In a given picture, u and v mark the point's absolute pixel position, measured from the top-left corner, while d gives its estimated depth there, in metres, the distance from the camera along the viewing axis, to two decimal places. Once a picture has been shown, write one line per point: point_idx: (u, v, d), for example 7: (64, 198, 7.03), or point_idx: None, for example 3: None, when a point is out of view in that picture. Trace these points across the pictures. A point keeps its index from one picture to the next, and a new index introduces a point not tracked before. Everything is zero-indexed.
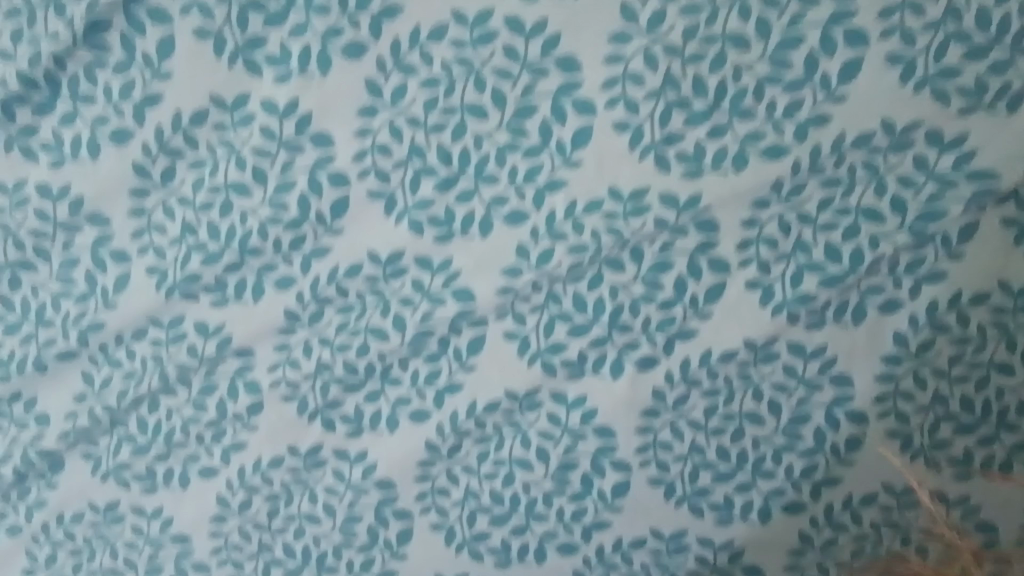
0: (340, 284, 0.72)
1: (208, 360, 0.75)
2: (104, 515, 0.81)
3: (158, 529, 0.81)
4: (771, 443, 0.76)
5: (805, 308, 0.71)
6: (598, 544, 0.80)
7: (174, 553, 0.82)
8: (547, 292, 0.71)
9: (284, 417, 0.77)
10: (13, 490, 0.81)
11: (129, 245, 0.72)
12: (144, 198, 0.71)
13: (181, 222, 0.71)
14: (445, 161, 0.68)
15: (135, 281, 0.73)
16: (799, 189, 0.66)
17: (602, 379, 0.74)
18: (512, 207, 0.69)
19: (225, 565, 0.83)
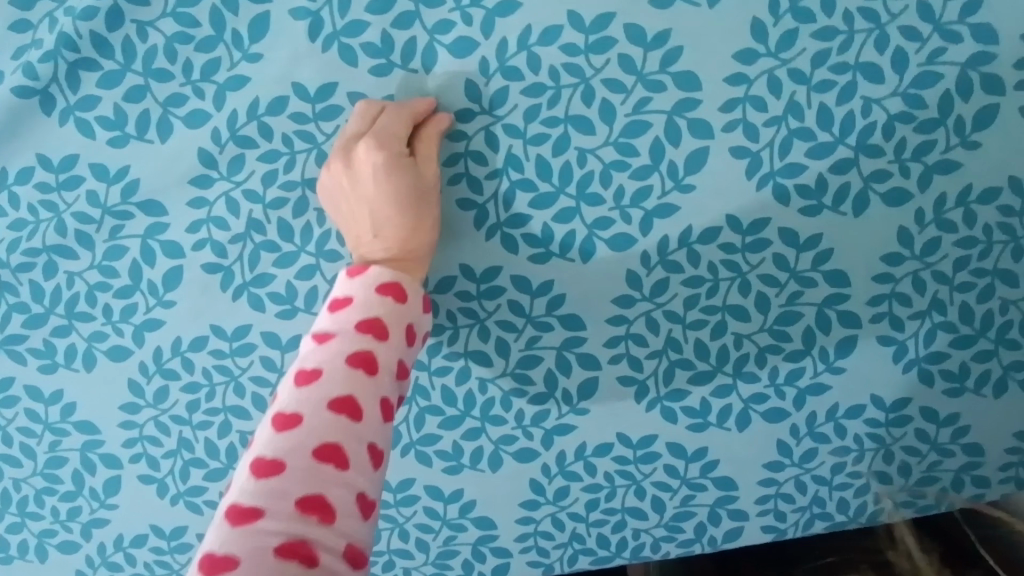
0: (263, 122, 0.63)
1: (113, 214, 0.65)
2: None
3: (58, 417, 0.69)
4: (755, 342, 0.68)
5: (794, 181, 0.63)
6: (561, 450, 0.71)
7: (78, 443, 0.70)
8: (505, 152, 0.64)
9: (206, 292, 0.67)
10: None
11: (8, 66, 0.61)
12: (28, 7, 0.59)
13: (60, 33, 0.59)
14: None
15: (18, 109, 0.62)
16: (788, 37, 0.59)
17: (571, 262, 0.66)
18: (459, 33, 0.60)
19: (138, 462, 0.70)
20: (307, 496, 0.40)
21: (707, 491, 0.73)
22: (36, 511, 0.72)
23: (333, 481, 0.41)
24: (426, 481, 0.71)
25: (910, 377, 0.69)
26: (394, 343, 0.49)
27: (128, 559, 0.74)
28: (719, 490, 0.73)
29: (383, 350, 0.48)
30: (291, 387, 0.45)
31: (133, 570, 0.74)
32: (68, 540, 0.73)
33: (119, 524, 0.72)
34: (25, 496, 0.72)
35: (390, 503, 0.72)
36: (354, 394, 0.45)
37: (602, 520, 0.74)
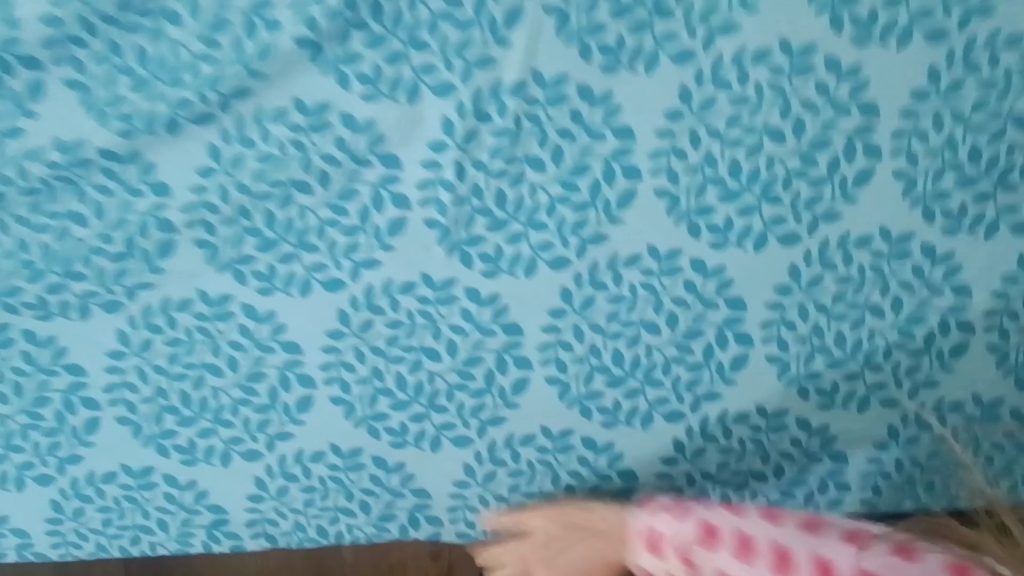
0: (501, 102, 0.71)
1: (356, 159, 0.73)
2: (213, 308, 0.76)
3: (267, 335, 0.77)
4: (885, 338, 0.79)
5: (940, 205, 0.74)
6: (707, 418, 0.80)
7: (280, 361, 0.78)
8: (703, 153, 0.72)
9: (423, 241, 0.74)
10: (109, 270, 0.75)
11: (285, 18, 0.67)
12: None
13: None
14: None
15: (288, 56, 0.69)
16: (958, 83, 0.70)
17: (744, 252, 0.74)
18: (682, 45, 0.69)
19: (331, 385, 0.78)
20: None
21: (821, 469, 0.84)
22: (228, 419, 0.79)
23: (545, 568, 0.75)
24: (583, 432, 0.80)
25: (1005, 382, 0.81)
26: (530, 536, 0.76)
27: (305, 472, 0.81)
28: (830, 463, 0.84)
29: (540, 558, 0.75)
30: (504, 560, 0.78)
31: (308, 482, 0.81)
32: (251, 449, 0.80)
33: (301, 440, 0.80)
34: (220, 405, 0.79)
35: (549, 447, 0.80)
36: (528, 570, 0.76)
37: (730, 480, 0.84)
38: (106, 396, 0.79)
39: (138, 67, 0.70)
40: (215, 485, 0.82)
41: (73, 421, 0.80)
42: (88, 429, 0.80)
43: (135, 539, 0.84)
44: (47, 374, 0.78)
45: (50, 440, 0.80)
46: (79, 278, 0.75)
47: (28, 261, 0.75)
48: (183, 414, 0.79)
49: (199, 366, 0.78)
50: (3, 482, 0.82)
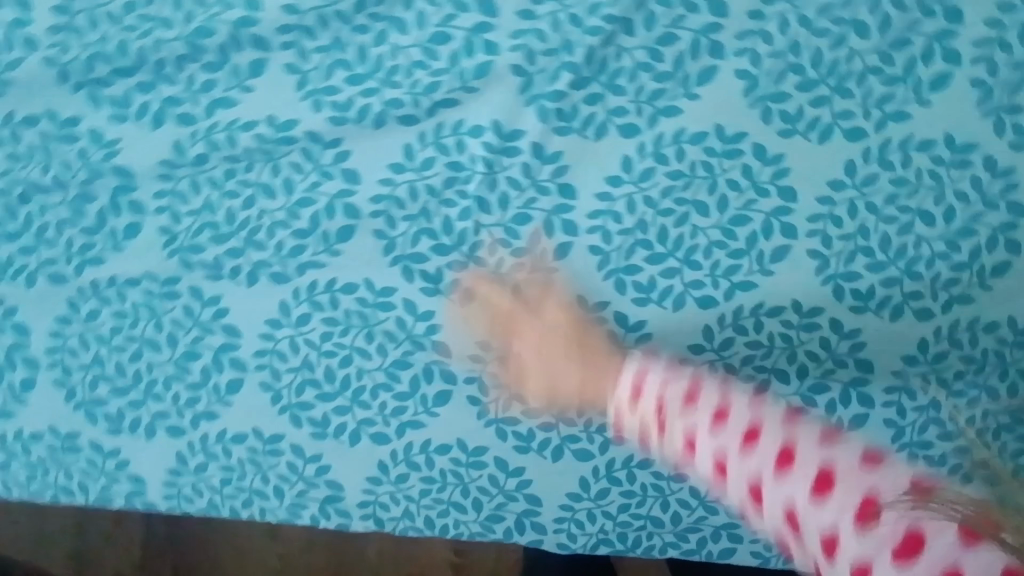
0: (681, 147, 0.75)
1: (537, 187, 0.76)
2: (376, 297, 0.80)
3: (421, 330, 0.81)
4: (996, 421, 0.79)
5: None
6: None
7: (427, 356, 0.82)
8: (858, 223, 0.76)
9: (584, 265, 0.78)
10: (288, 244, 0.80)
11: (504, 42, 0.72)
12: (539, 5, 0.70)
13: (564, 38, 0.72)
14: (817, 63, 0.72)
15: (500, 78, 0.73)
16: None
17: (882, 319, 0.77)
18: (855, 123, 0.74)
19: (471, 386, 0.82)
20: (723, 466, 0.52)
21: None
22: (366, 401, 0.83)
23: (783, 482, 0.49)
24: None
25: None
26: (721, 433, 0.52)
27: (427, 463, 0.85)
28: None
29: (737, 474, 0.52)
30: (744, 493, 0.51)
31: (428, 473, 0.85)
32: (381, 433, 0.84)
33: (431, 432, 0.84)
34: (361, 386, 0.83)
35: (664, 476, 0.83)
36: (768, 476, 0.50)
37: None
38: (255, 360, 0.83)
39: (356, 63, 0.74)
40: (339, 461, 0.85)
41: (217, 379, 0.83)
42: (230, 390, 0.83)
43: (247, 504, 0.87)
44: (203, 332, 0.82)
45: (191, 394, 0.83)
46: (259, 247, 0.80)
47: (212, 222, 0.79)
48: (324, 390, 0.83)
49: (349, 346, 0.82)
50: (135, 427, 0.85)
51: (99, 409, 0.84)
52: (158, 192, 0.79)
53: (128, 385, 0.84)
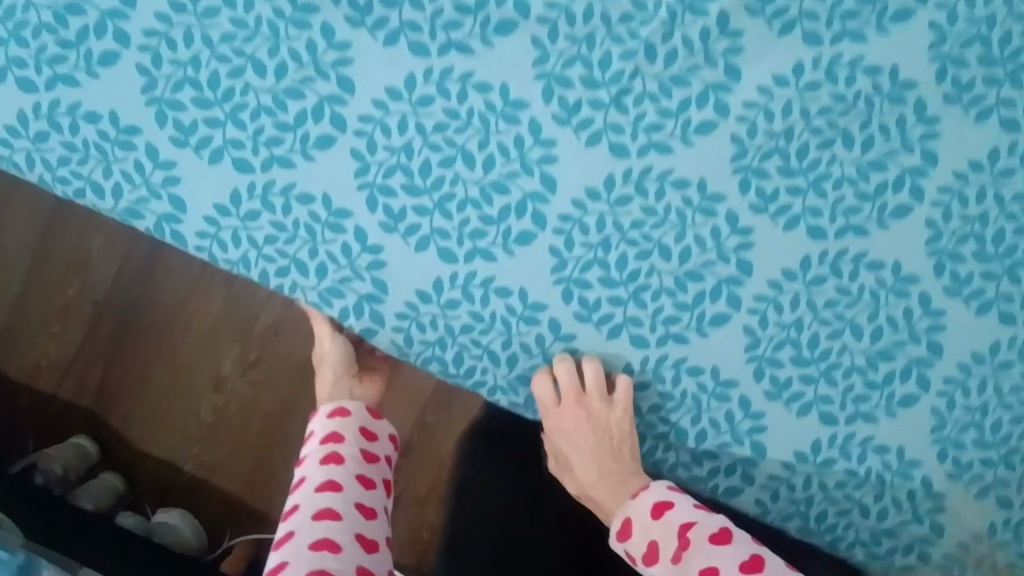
0: (853, 74, 0.74)
1: (710, 57, 0.74)
2: (506, 111, 0.75)
3: (535, 160, 0.77)
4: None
5: None
6: (854, 433, 0.82)
7: (529, 188, 0.77)
8: (982, 210, 0.77)
9: (719, 152, 0.76)
10: (444, 16, 0.73)
11: None
12: None
13: None
14: (1001, 43, 0.75)
15: None
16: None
17: (967, 311, 0.79)
18: (1013, 115, 0.76)
19: (558, 236, 0.78)
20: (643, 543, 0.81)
21: (919, 533, 0.85)
22: (450, 211, 0.78)
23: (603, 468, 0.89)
24: (745, 391, 0.82)
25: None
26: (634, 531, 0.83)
27: (482, 299, 0.81)
28: (927, 529, 0.84)
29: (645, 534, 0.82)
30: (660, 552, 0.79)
31: (476, 310, 0.82)
32: (450, 250, 0.80)
33: (500, 270, 0.80)
34: (451, 194, 0.78)
35: (707, 389, 0.82)
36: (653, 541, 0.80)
37: (835, 500, 0.85)
38: (357, 124, 0.76)
39: None
40: (397, 261, 0.80)
41: (309, 129, 0.76)
42: (320, 143, 0.77)
43: (282, 271, 0.81)
44: (316, 74, 0.74)
45: (276, 133, 0.76)
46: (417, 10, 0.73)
47: None
48: (414, 181, 0.78)
49: (457, 148, 0.77)
50: (202, 146, 0.76)
51: (175, 113, 0.75)
52: None
53: (215, 100, 0.75)
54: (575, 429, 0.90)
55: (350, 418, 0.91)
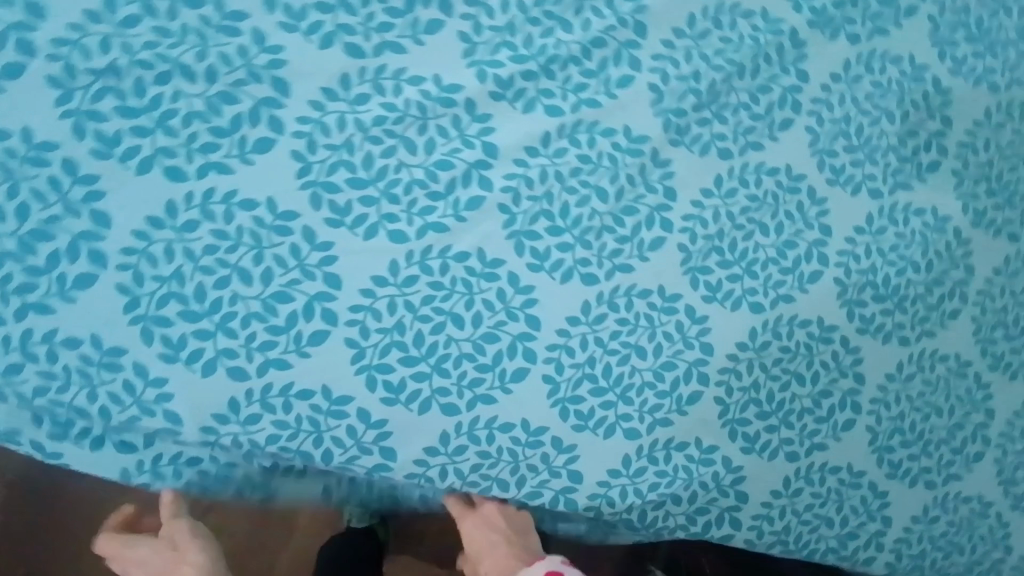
0: (760, 177, 0.92)
1: (647, 186, 0.87)
2: (484, 268, 0.82)
3: (518, 305, 0.83)
4: (937, 433, 1.00)
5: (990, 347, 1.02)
6: (813, 462, 0.96)
7: (516, 331, 0.84)
8: (871, 263, 0.96)
9: (672, 260, 0.88)
10: (420, 203, 0.80)
11: (645, 60, 0.85)
12: (678, 38, 0.86)
13: (693, 69, 0.87)
14: (858, 134, 0.94)
15: (636, 91, 0.85)
16: (1015, 271, 1.03)
17: (876, 342, 0.97)
18: (877, 185, 0.96)
19: (549, 364, 0.85)
20: None
21: (876, 528, 1.00)
22: (447, 369, 0.82)
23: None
24: (726, 452, 0.93)
25: (999, 490, 1.04)
26: None
27: (487, 439, 0.84)
28: (880, 524, 1.00)
29: None
30: None
31: (485, 449, 0.84)
32: (453, 404, 0.82)
33: (501, 409, 0.84)
34: (447, 353, 0.81)
35: (695, 459, 0.91)
36: None
37: (808, 521, 0.98)
38: (348, 313, 0.78)
39: (520, 47, 0.82)
40: (402, 430, 0.81)
41: (301, 326, 0.77)
42: (311, 339, 0.77)
43: None
44: (302, 274, 0.76)
45: (269, 336, 0.76)
46: (394, 201, 0.79)
47: (349, 161, 0.78)
48: (409, 353, 0.80)
49: (446, 313, 0.81)
50: (194, 360, 0.75)
51: (161, 329, 0.74)
52: (304, 117, 0.76)
53: (202, 311, 0.74)
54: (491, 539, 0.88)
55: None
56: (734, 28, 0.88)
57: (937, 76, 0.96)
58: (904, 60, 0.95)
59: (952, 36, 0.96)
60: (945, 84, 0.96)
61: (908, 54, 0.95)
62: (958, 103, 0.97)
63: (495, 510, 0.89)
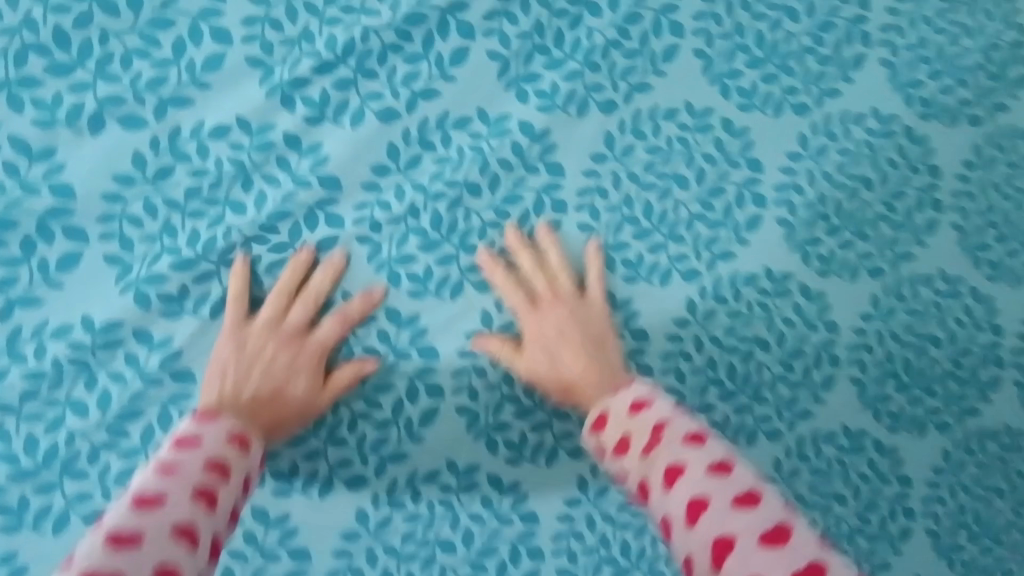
0: (536, 300, 0.76)
1: (397, 353, 0.75)
2: None
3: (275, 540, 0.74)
4: (846, 526, 0.84)
5: (886, 407, 0.84)
6: None
7: (285, 570, 0.75)
8: (706, 357, 0.80)
9: (453, 429, 0.76)
10: (114, 468, 0.70)
11: (348, 213, 0.73)
12: (383, 175, 0.73)
13: (408, 205, 0.74)
14: (648, 214, 0.78)
15: (345, 249, 0.73)
16: (889, 310, 0.83)
17: (739, 447, 0.81)
18: (690, 266, 0.79)
19: None
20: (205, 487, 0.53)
21: None
22: None
23: (225, 486, 0.56)
24: None
25: (941, 565, 0.87)
26: (233, 485, 0.57)
27: None
28: None
29: (225, 490, 0.55)
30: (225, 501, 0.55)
31: None
32: None
33: None
34: None
35: None
36: (216, 488, 0.54)
37: None
38: None
39: (186, 247, 0.70)
40: None
41: None
42: None
43: None
44: None
45: None
46: (80, 476, 0.69)
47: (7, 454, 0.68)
48: None
49: None
50: None
51: None
52: None
53: None
54: (544, 337, 0.74)
55: (227, 454, 0.59)
56: (450, 143, 0.74)
57: (726, 119, 0.79)
58: (680, 112, 0.78)
59: (731, 66, 0.79)
60: (739, 125, 0.79)
61: (681, 103, 0.78)
62: (761, 138, 0.80)
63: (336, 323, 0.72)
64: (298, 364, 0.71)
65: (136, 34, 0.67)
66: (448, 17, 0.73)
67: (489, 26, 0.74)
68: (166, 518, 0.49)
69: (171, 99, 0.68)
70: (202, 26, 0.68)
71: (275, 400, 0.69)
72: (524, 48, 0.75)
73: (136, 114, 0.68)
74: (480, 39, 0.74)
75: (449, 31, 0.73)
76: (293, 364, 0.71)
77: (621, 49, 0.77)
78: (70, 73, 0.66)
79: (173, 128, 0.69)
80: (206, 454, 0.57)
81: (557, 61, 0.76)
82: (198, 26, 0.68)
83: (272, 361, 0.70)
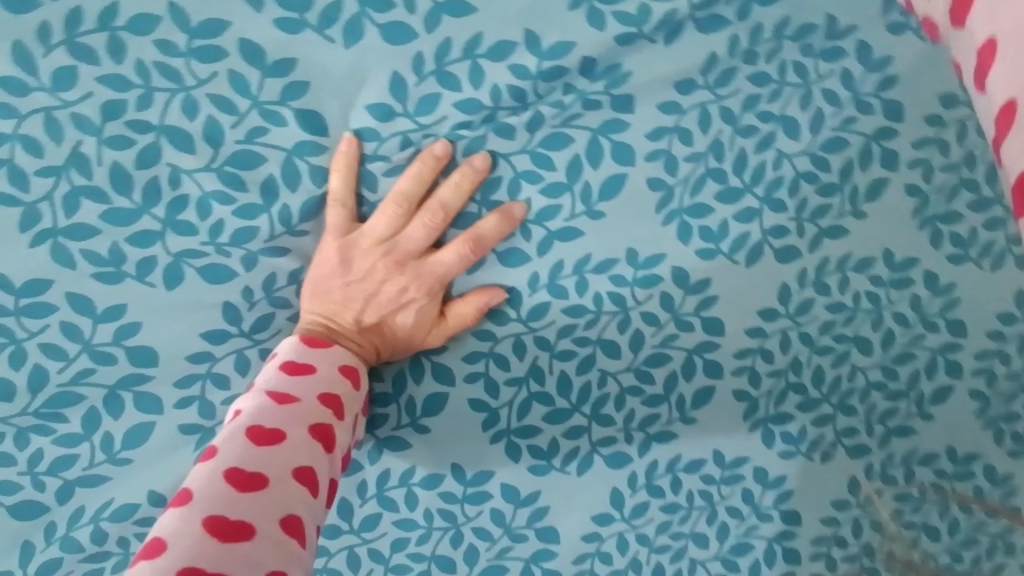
0: (676, 476, 0.68)
1: (511, 535, 0.68)
2: None
3: None
4: None
5: None
6: None
7: None
8: (862, 543, 0.72)
9: None
10: None
11: (456, 364, 0.62)
12: (500, 325, 0.61)
13: (530, 363, 0.62)
14: (817, 381, 0.65)
15: (451, 405, 0.63)
16: None
17: None
18: (859, 440, 0.68)
19: None
20: (306, 466, 0.43)
21: None
22: None
23: (321, 456, 0.45)
24: None
25: None
26: (333, 461, 0.46)
27: None
28: None
29: (325, 465, 0.45)
30: (319, 438, 0.45)
31: None
32: None
33: None
34: None
35: None
36: (315, 466, 0.44)
37: None
38: None
39: None
40: None
41: None
42: None
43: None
44: None
45: None
46: None
47: None
48: None
49: None
50: None
51: None
52: None
53: None
54: None
55: (339, 389, 0.51)
56: (586, 290, 0.60)
57: (930, 270, 0.62)
58: (875, 261, 0.61)
59: (950, 206, 0.59)
60: (944, 279, 0.62)
61: (879, 251, 0.61)
62: (970, 294, 0.63)
63: (469, 313, 0.58)
64: (411, 298, 0.56)
65: (212, 174, 0.53)
66: (601, 137, 0.55)
67: (653, 145, 0.55)
68: (286, 458, 0.42)
69: (262, 250, 0.56)
70: (298, 162, 0.53)
71: (387, 332, 0.58)
72: (695, 172, 0.56)
73: (218, 265, 0.55)
74: (641, 164, 0.56)
75: (602, 152, 0.55)
76: (404, 293, 0.56)
77: (814, 181, 0.57)
78: (133, 221, 0.54)
79: (268, 275, 0.57)
80: (321, 384, 0.50)
81: (733, 190, 0.57)
82: (293, 162, 0.53)
83: (378, 293, 0.56)
